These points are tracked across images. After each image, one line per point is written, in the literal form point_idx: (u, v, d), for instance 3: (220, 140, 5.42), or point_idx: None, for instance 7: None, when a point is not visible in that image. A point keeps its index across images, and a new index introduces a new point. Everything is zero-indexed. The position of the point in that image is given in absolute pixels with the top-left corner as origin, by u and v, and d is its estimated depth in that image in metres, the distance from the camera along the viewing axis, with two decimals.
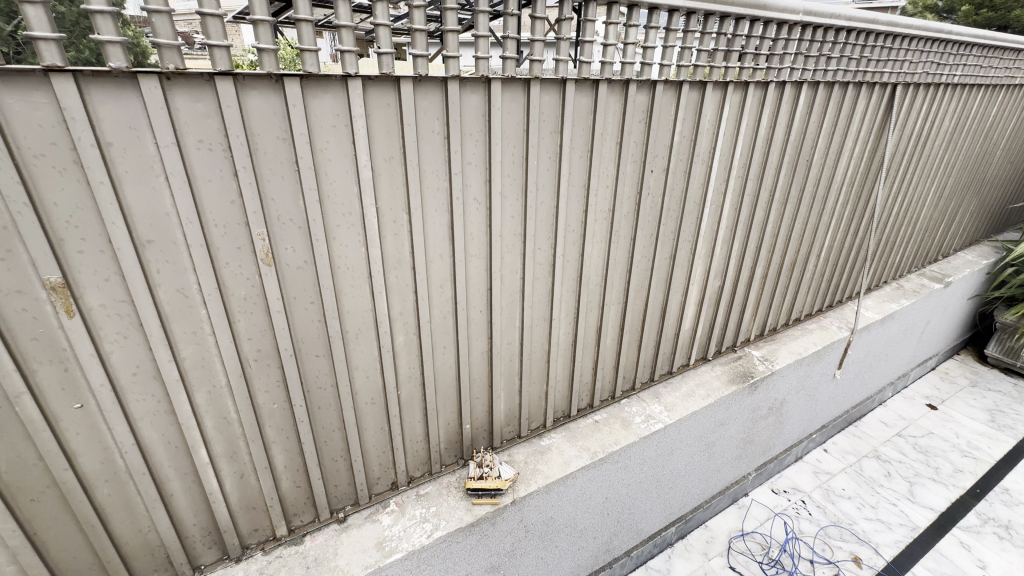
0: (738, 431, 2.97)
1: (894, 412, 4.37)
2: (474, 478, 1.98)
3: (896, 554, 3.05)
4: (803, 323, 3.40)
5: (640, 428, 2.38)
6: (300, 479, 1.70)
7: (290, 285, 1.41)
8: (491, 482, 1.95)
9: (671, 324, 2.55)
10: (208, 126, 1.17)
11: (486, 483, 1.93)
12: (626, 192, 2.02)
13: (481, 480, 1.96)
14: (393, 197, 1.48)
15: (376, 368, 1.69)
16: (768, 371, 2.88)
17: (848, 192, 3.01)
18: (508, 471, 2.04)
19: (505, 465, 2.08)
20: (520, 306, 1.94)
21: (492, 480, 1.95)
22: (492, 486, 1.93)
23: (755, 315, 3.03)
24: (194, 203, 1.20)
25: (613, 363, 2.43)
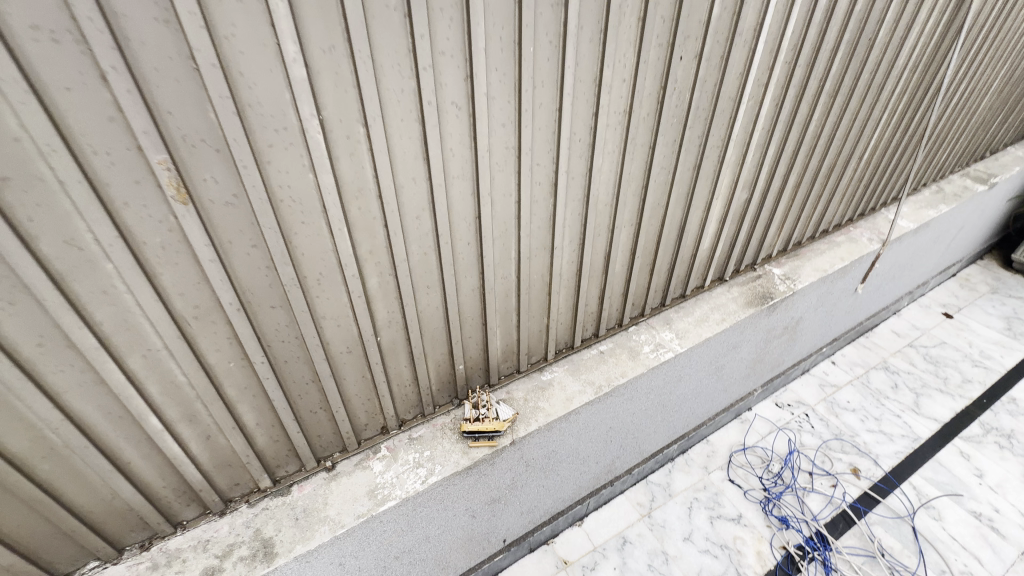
0: (749, 352, 2.82)
1: (907, 322, 4.22)
2: (469, 420, 1.85)
3: (895, 465, 3.08)
4: (830, 236, 3.09)
5: (648, 359, 2.21)
6: (277, 434, 1.55)
7: (221, 227, 1.12)
8: (488, 424, 1.82)
9: (688, 244, 2.26)
10: (43, 3, 0.79)
11: (483, 426, 1.80)
12: (648, 87, 1.61)
13: (476, 423, 1.82)
14: (342, 105, 1.12)
15: (348, 316, 1.44)
16: (789, 291, 2.64)
17: (909, 79, 2.52)
18: (506, 411, 1.91)
19: (502, 404, 1.94)
20: (516, 235, 1.64)
21: (489, 422, 1.82)
22: (489, 429, 1.81)
23: (780, 229, 2.71)
24: (52, 123, 0.86)
25: (622, 291, 2.19)
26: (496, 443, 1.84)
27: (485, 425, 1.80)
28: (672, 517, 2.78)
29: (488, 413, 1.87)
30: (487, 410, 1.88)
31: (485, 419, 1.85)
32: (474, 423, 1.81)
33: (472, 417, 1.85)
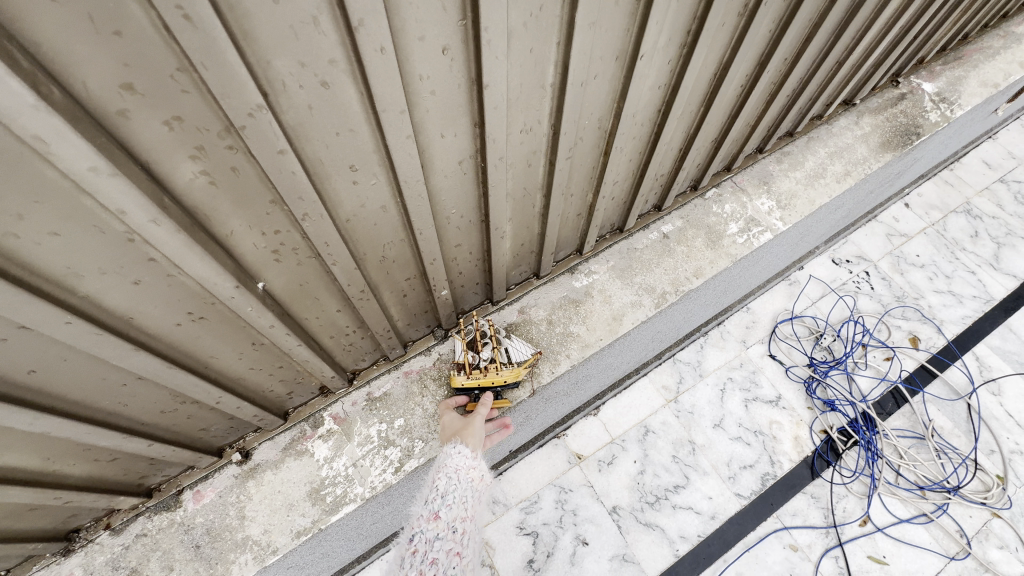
0: (845, 211, 2.02)
1: (1004, 147, 3.35)
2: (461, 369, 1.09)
3: (960, 333, 2.63)
4: (1008, 24, 1.99)
5: (735, 247, 1.40)
6: (105, 455, 0.83)
7: None
8: (494, 377, 1.06)
9: (845, 41, 1.24)
10: None
11: (487, 382, 1.05)
12: None
13: (474, 374, 1.06)
14: None
15: (152, 262, 0.58)
16: (946, 121, 1.70)
17: None
18: (522, 349, 1.14)
19: (515, 338, 1.17)
20: (563, 28, 0.67)
21: (496, 373, 1.07)
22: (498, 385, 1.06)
23: (963, 11, 1.63)
24: None
25: (716, 134, 1.26)
26: (508, 404, 1.12)
27: (489, 379, 1.05)
28: (701, 401, 2.39)
29: (493, 357, 1.10)
30: (492, 351, 1.11)
31: (488, 367, 1.09)
32: (472, 374, 1.05)
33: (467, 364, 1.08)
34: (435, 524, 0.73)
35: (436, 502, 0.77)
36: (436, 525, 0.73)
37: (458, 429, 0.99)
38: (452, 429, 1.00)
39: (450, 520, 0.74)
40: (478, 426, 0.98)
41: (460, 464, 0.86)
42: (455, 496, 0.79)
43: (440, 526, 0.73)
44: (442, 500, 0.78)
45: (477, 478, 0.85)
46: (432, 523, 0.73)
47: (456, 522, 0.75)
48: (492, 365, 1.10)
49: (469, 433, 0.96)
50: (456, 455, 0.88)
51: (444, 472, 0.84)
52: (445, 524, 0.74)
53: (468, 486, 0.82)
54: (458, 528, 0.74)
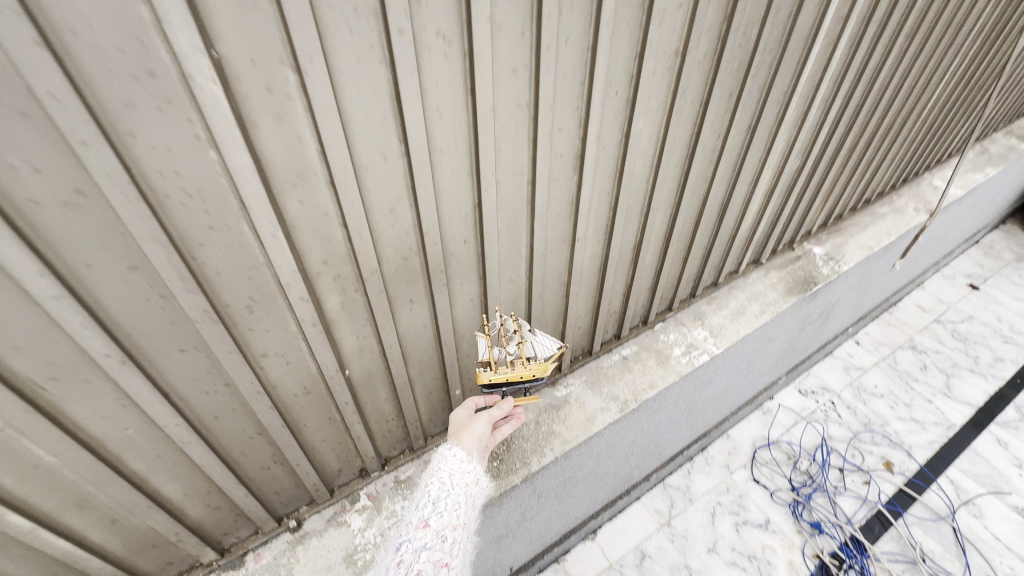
0: (783, 343, 2.49)
1: (932, 294, 3.94)
2: (487, 366, 1.15)
3: (930, 457, 2.83)
4: (873, 206, 2.71)
5: (680, 365, 1.83)
6: (217, 500, 1.17)
7: (66, 246, 0.68)
8: (521, 370, 1.12)
9: (728, 225, 1.87)
10: None
11: (513, 376, 1.10)
12: (709, 18, 1.16)
13: (499, 370, 1.12)
14: (255, 36, 0.66)
15: (300, 350, 1.03)
16: (835, 273, 2.27)
17: (987, 17, 2.09)
18: (549, 344, 1.20)
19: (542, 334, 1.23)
20: (529, 227, 1.23)
21: (523, 367, 1.12)
22: (526, 378, 1.12)
23: (824, 202, 2.33)
24: None
25: (649, 284, 1.80)
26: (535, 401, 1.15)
27: (516, 374, 1.10)
28: (694, 526, 2.51)
29: (519, 352, 1.16)
30: (516, 347, 1.17)
31: (515, 364, 1.15)
32: (498, 370, 1.10)
33: (492, 360, 1.14)
34: (424, 535, 1.07)
35: (428, 510, 1.10)
36: (424, 537, 1.06)
37: (462, 425, 1.25)
38: (461, 424, 1.27)
39: (437, 531, 1.07)
40: (480, 425, 1.24)
41: (453, 472, 1.15)
42: (445, 505, 1.11)
43: (428, 536, 1.07)
44: (432, 509, 1.10)
45: (466, 481, 1.15)
46: (421, 534, 1.07)
47: (441, 532, 1.08)
48: (518, 361, 1.16)
49: (471, 430, 1.22)
50: (451, 459, 1.17)
51: (440, 475, 1.15)
52: (433, 534, 1.07)
53: (457, 491, 1.13)
54: (442, 537, 1.07)
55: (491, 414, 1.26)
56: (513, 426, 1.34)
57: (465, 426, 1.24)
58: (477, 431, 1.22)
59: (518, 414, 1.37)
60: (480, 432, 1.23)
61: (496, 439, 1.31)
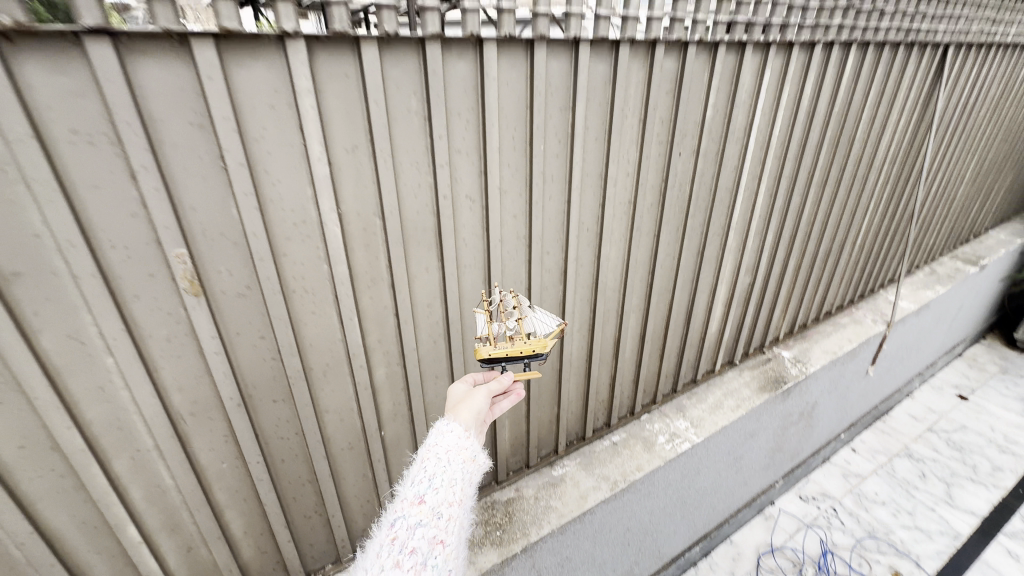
0: (768, 441, 2.69)
1: (922, 403, 4.11)
2: (486, 341, 1.24)
3: (940, 568, 2.79)
4: (834, 317, 3.10)
5: (664, 450, 2.07)
6: (265, 543, 1.40)
7: (229, 319, 1.09)
8: (522, 345, 1.22)
9: (696, 328, 2.25)
10: (84, 111, 0.82)
11: (514, 351, 1.19)
12: (651, 179, 1.68)
13: (499, 345, 1.21)
14: (361, 199, 1.14)
15: (352, 409, 1.37)
16: (802, 374, 2.57)
17: (888, 170, 2.69)
18: (547, 321, 1.31)
19: (539, 311, 1.33)
20: None
21: (524, 342, 1.23)
22: (525, 353, 1.21)
23: (785, 312, 2.73)
24: (76, 222, 0.86)
25: (632, 376, 2.13)
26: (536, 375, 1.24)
27: (515, 349, 1.20)
28: None
29: (518, 327, 1.27)
30: (515, 324, 1.27)
31: (514, 341, 1.25)
32: (498, 345, 1.20)
33: (492, 335, 1.23)
34: (419, 511, 0.92)
35: (423, 485, 0.95)
36: (419, 513, 0.91)
37: (460, 400, 1.15)
38: (458, 400, 1.16)
39: (433, 508, 0.92)
40: (478, 398, 1.14)
41: (450, 447, 1.02)
42: (443, 480, 0.96)
43: (423, 512, 0.91)
44: (428, 484, 0.95)
45: (466, 457, 1.02)
46: (416, 510, 0.92)
47: (438, 509, 0.93)
48: (517, 337, 1.26)
49: (468, 401, 1.13)
50: (449, 435, 1.04)
51: (436, 451, 1.02)
52: (429, 511, 0.92)
53: (455, 466, 1.00)
54: (440, 513, 0.92)
55: (492, 387, 1.18)
56: (513, 402, 1.23)
57: (463, 400, 1.14)
58: (475, 403, 1.13)
59: (518, 390, 1.26)
60: (478, 403, 1.13)
61: (495, 413, 1.20)
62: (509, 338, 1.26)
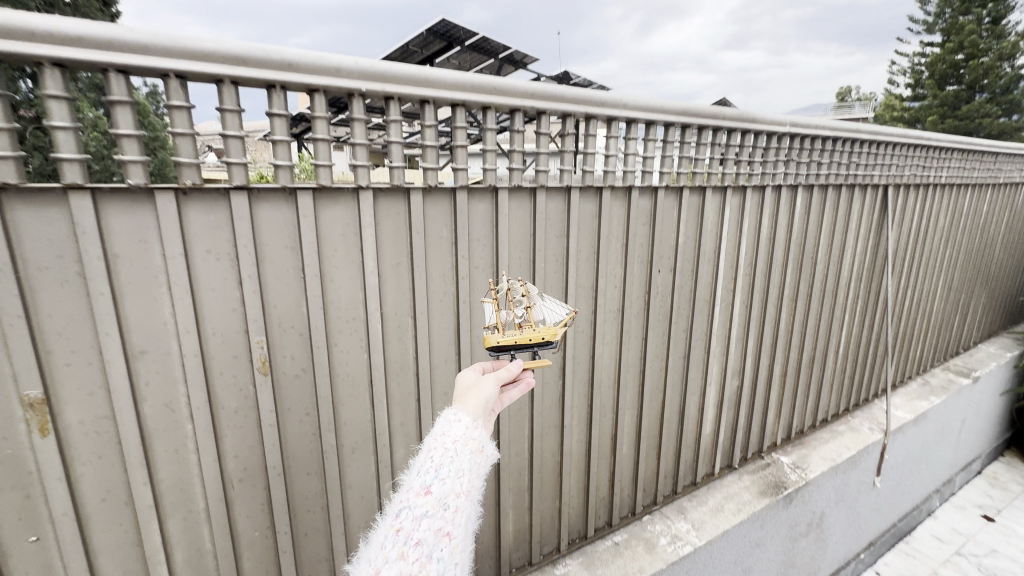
0: (778, 553, 2.63)
1: (946, 524, 3.93)
2: (495, 330, 1.26)
3: None
4: (831, 425, 3.19)
5: (666, 551, 2.09)
6: None
7: (285, 397, 1.33)
8: (532, 333, 1.26)
9: (691, 427, 2.40)
10: (218, 237, 1.16)
11: (521, 338, 1.23)
12: (636, 291, 2.00)
13: (507, 333, 1.25)
14: (399, 302, 1.45)
15: (372, 486, 1.53)
16: (802, 479, 2.62)
17: (856, 287, 3.01)
18: (554, 311, 1.37)
19: (547, 300, 1.38)
20: (530, 413, 1.84)
21: (533, 331, 1.26)
22: (535, 341, 1.25)
23: (778, 417, 2.85)
24: (194, 314, 1.17)
25: (631, 473, 2.24)
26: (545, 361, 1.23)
27: (524, 336, 1.24)
28: None
29: (528, 316, 1.31)
30: (524, 312, 1.30)
31: (522, 329, 1.28)
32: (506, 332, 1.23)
33: (500, 323, 1.26)
34: (425, 502, 0.81)
35: (429, 475, 0.84)
36: (425, 504, 0.80)
37: (467, 386, 1.01)
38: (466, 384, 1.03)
39: (440, 499, 0.81)
40: (488, 386, 1.01)
41: (458, 437, 0.90)
42: (450, 471, 0.85)
43: (429, 504, 0.81)
44: (435, 474, 0.84)
45: (474, 448, 0.90)
46: (421, 501, 0.81)
47: (446, 501, 0.82)
48: (526, 324, 1.29)
49: (476, 390, 0.99)
50: (456, 425, 0.92)
51: (443, 441, 0.89)
52: (435, 502, 0.81)
53: (463, 458, 0.88)
54: (447, 506, 0.81)
55: (501, 375, 1.06)
56: (522, 391, 1.12)
57: (472, 386, 1.01)
58: (485, 392, 0.99)
59: (527, 377, 1.15)
60: (488, 393, 1.00)
61: (504, 403, 1.09)
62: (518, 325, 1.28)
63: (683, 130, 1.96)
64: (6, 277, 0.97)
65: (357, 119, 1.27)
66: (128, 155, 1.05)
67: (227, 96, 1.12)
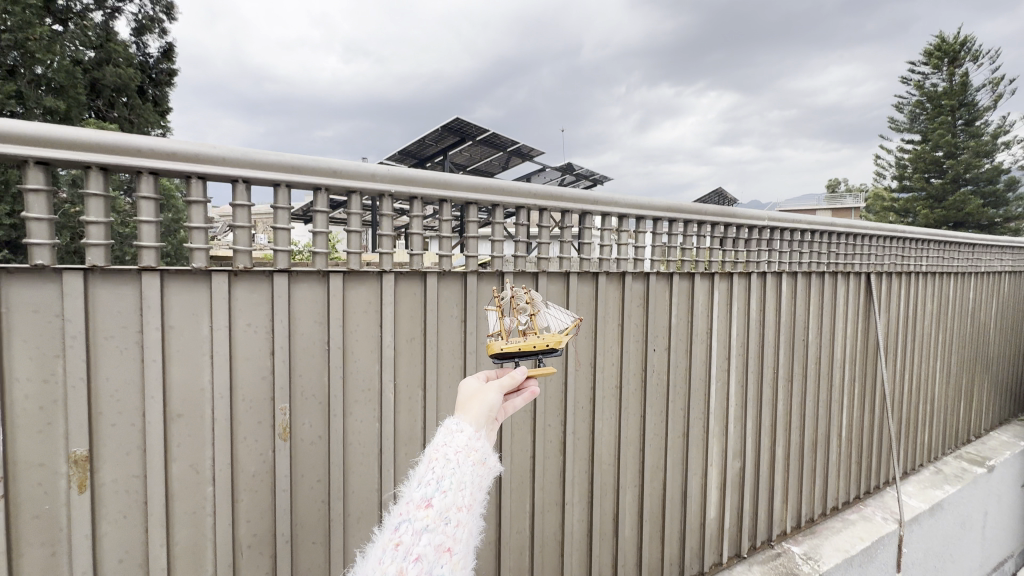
0: None
1: None
2: (499, 336, 1.31)
3: None
4: (842, 513, 3.10)
5: None
6: None
7: (300, 463, 1.41)
8: (535, 340, 1.25)
9: (694, 510, 2.37)
10: (258, 312, 1.34)
11: (525, 345, 1.22)
12: (632, 368, 2.11)
13: (511, 341, 1.24)
14: (411, 373, 1.58)
15: None
16: (815, 571, 2.49)
17: (851, 369, 3.09)
18: (558, 319, 1.40)
19: (551, 309, 1.42)
20: (531, 487, 1.88)
21: (537, 339, 1.25)
22: (538, 347, 1.24)
23: (786, 503, 2.80)
24: (229, 380, 1.30)
25: (635, 558, 2.19)
26: (550, 368, 1.19)
27: (527, 342, 1.23)
28: None
29: (530, 322, 1.35)
30: (527, 320, 1.35)
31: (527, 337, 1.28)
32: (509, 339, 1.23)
33: (504, 331, 1.30)
34: (425, 516, 0.72)
35: (430, 487, 0.74)
36: (425, 518, 0.72)
37: (469, 395, 0.89)
38: (468, 391, 0.92)
39: (441, 513, 0.73)
40: (491, 394, 0.90)
41: (461, 448, 0.79)
42: (452, 482, 0.76)
43: (430, 518, 0.72)
44: (436, 486, 0.75)
45: (478, 460, 0.80)
46: (422, 514, 0.72)
47: (448, 514, 0.73)
48: (528, 331, 1.33)
49: (479, 398, 0.88)
50: (459, 435, 0.81)
51: (444, 451, 0.79)
52: (436, 516, 0.72)
53: (466, 470, 0.78)
54: (448, 521, 0.73)
55: (504, 382, 0.96)
56: (526, 400, 1.01)
57: (475, 394, 0.90)
58: (488, 401, 0.88)
59: (532, 385, 1.04)
60: (493, 402, 0.89)
61: (508, 412, 0.98)
62: (522, 332, 1.33)
63: (670, 223, 2.20)
64: (78, 343, 1.13)
65: (385, 215, 1.50)
66: (195, 243, 1.25)
67: (281, 196, 1.35)
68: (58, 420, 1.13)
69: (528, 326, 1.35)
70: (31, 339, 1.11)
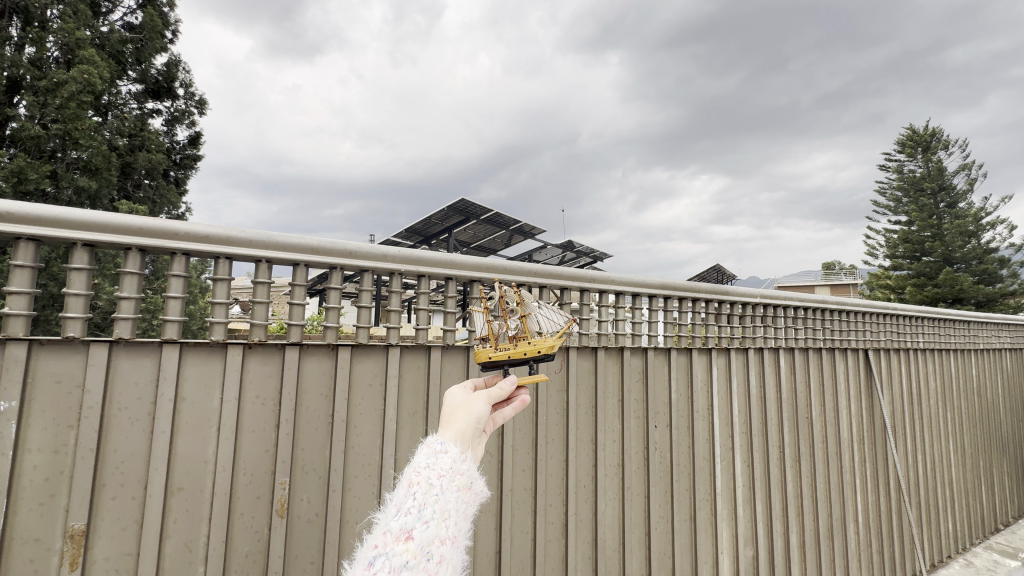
0: None
1: None
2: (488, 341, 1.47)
3: None
4: None
5: None
6: None
7: (294, 542, 1.37)
8: (524, 348, 1.34)
9: None
10: (268, 384, 1.38)
11: (515, 352, 1.32)
12: (634, 445, 2.10)
13: (501, 348, 1.34)
14: (412, 447, 1.58)
15: None
16: None
17: (860, 448, 3.02)
18: (548, 321, 1.56)
19: (540, 310, 1.55)
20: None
21: (527, 347, 1.35)
22: (529, 354, 1.34)
23: None
24: (232, 452, 1.31)
25: None
26: (541, 375, 1.26)
27: (518, 350, 1.32)
28: None
29: (522, 325, 1.46)
30: (519, 323, 1.45)
31: (517, 343, 1.38)
32: (499, 348, 1.33)
33: (492, 335, 1.44)
34: (405, 550, 0.71)
35: (411, 517, 0.75)
36: (405, 552, 0.71)
37: (455, 409, 0.92)
38: (455, 403, 0.95)
39: (423, 549, 0.72)
40: (477, 407, 0.93)
41: (445, 470, 0.81)
42: (434, 513, 0.76)
43: (410, 552, 0.71)
44: (417, 516, 0.75)
45: (462, 485, 0.82)
46: (400, 548, 0.71)
47: (429, 549, 0.73)
48: (520, 333, 1.45)
49: (466, 410, 0.92)
50: (443, 457, 0.83)
51: (427, 475, 0.80)
52: (416, 552, 0.72)
53: (448, 494, 0.79)
54: (430, 557, 0.72)
55: (491, 394, 0.98)
56: (517, 408, 1.03)
57: (461, 407, 0.93)
58: (474, 414, 0.92)
59: (523, 395, 1.07)
60: (478, 414, 0.92)
61: (497, 422, 1.00)
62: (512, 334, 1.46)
63: (666, 300, 2.29)
64: (94, 414, 1.17)
65: (394, 291, 1.59)
66: (215, 317, 1.33)
67: (298, 274, 1.46)
68: (61, 492, 1.14)
69: (519, 331, 1.43)
70: (48, 409, 1.15)
